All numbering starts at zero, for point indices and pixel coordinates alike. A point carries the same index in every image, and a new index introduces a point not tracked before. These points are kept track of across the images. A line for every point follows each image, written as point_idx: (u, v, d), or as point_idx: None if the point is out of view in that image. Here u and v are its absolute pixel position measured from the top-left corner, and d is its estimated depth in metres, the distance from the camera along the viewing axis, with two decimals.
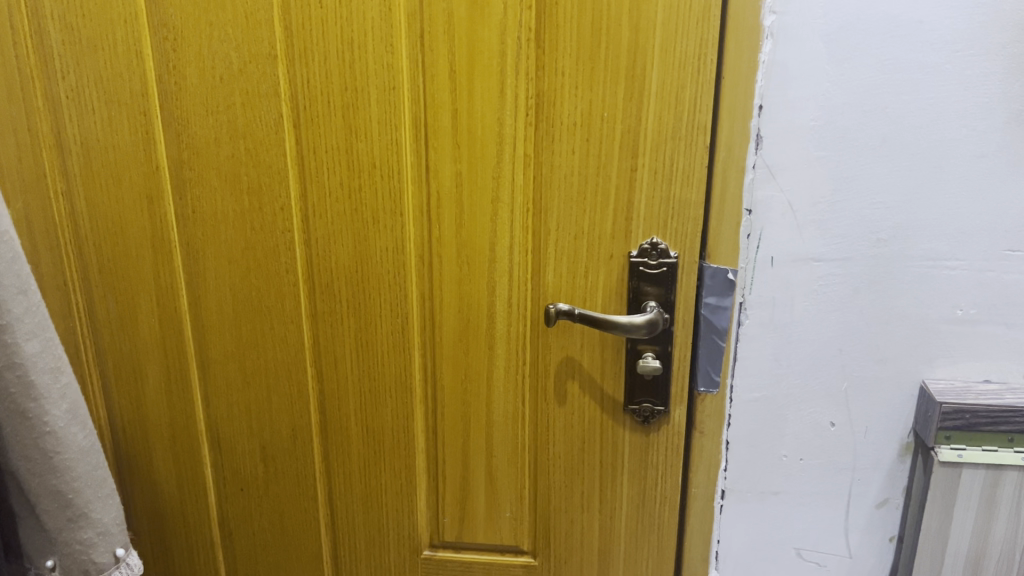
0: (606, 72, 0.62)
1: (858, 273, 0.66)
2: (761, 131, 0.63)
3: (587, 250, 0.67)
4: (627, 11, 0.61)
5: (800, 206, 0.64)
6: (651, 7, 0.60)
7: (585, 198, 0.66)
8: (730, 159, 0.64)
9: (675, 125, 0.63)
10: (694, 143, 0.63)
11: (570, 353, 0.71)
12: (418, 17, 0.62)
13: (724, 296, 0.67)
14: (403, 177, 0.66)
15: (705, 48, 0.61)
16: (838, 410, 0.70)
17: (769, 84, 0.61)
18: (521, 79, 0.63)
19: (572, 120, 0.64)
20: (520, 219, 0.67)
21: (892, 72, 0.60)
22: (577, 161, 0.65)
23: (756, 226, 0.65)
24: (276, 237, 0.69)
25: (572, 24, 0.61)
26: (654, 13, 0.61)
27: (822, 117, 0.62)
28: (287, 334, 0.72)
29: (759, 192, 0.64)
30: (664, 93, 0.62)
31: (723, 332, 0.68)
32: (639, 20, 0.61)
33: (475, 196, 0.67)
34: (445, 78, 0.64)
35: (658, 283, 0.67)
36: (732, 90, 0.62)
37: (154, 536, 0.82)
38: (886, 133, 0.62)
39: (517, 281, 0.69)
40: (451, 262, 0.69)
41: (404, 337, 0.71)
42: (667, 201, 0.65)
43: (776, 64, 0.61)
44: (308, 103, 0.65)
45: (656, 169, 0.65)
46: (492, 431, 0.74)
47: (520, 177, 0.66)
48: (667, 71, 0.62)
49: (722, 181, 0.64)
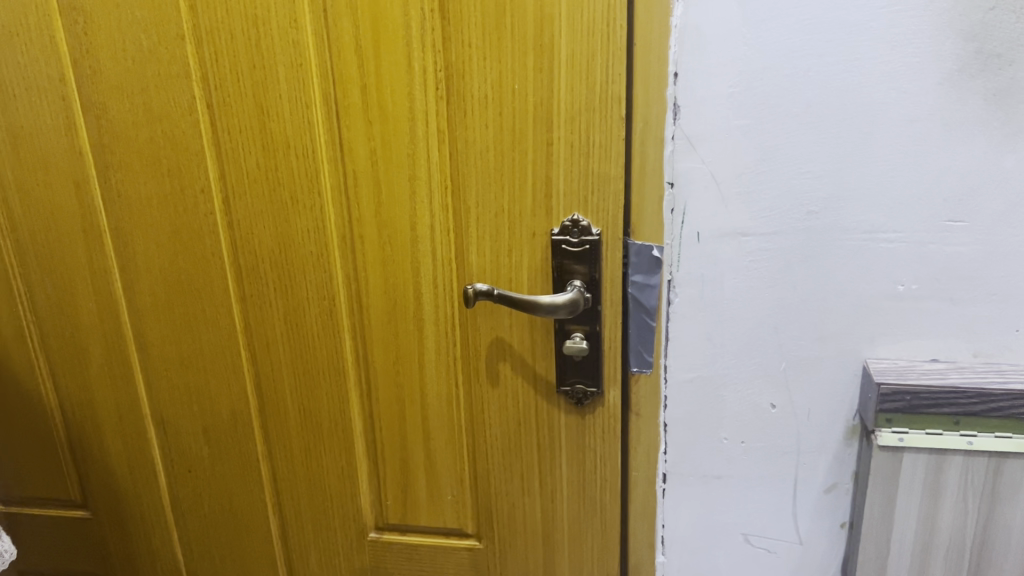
0: (513, 42, 0.60)
1: (789, 248, 0.62)
2: (678, 101, 0.60)
3: (509, 228, 0.65)
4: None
5: (723, 178, 0.61)
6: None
7: (502, 173, 0.64)
8: (648, 130, 0.61)
9: (588, 96, 0.60)
10: (608, 114, 0.61)
11: (500, 334, 0.69)
12: None
13: (651, 273, 0.65)
14: (319, 157, 0.65)
15: (614, 14, 0.58)
16: (778, 391, 0.67)
17: (683, 50, 0.58)
18: (429, 51, 0.61)
19: (483, 93, 0.61)
20: (438, 198, 0.65)
21: (812, 33, 0.57)
22: (490, 137, 0.63)
23: (679, 200, 0.62)
24: (200, 219, 0.69)
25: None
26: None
27: (741, 83, 0.58)
28: (219, 316, 0.72)
29: (680, 164, 0.61)
30: (574, 62, 0.60)
31: (653, 311, 0.66)
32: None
33: (390, 176, 0.65)
34: (351, 54, 0.62)
35: (584, 260, 0.65)
36: (645, 57, 0.59)
37: (111, 517, 0.84)
38: (811, 99, 0.58)
39: (440, 261, 0.67)
40: (372, 243, 0.68)
41: (332, 318, 0.71)
42: (586, 177, 0.63)
43: (689, 28, 0.58)
44: (219, 83, 0.64)
45: (572, 143, 0.62)
46: (427, 413, 0.73)
47: (435, 155, 0.64)
48: (575, 40, 0.59)
49: (641, 154, 0.61)
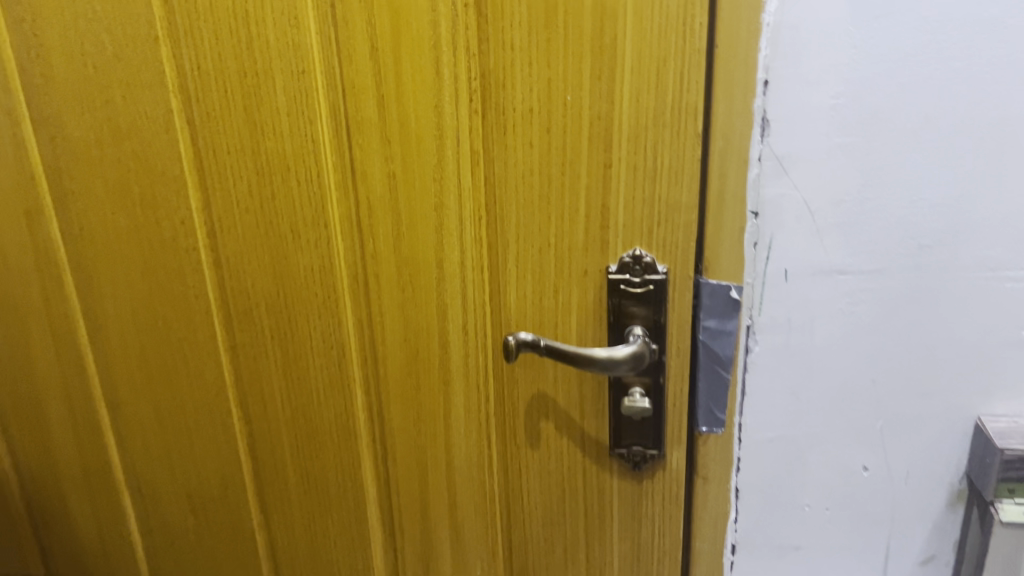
0: (565, 44, 0.49)
1: (894, 288, 0.52)
2: (767, 115, 0.49)
3: (555, 266, 0.55)
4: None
5: (819, 207, 0.51)
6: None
7: (550, 200, 0.53)
8: (730, 149, 0.50)
9: (656, 109, 0.49)
10: (681, 132, 0.50)
11: (542, 388, 0.58)
12: None
13: (727, 318, 0.54)
14: (325, 182, 0.54)
15: (695, 10, 0.47)
16: (872, 452, 0.57)
17: (776, 54, 0.48)
18: (462, 56, 0.50)
19: (527, 105, 0.50)
20: (471, 230, 0.54)
21: (935, 33, 0.47)
22: (536, 157, 0.52)
23: (765, 232, 0.52)
24: (181, 256, 0.57)
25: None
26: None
27: (846, 94, 0.48)
28: (204, 368, 0.61)
29: (768, 190, 0.51)
30: (641, 69, 0.48)
31: (728, 362, 0.55)
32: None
33: (413, 204, 0.54)
34: (364, 59, 0.50)
35: (645, 303, 0.54)
36: (728, 61, 0.48)
37: None
38: (930, 112, 0.48)
39: (472, 304, 0.56)
40: (390, 283, 0.56)
41: (341, 371, 0.59)
42: (652, 205, 0.52)
43: (785, 26, 0.47)
44: (201, 94, 0.53)
45: (635, 166, 0.51)
46: (453, 478, 0.62)
47: (468, 179, 0.53)
48: (643, 42, 0.48)
49: (719, 178, 0.51)
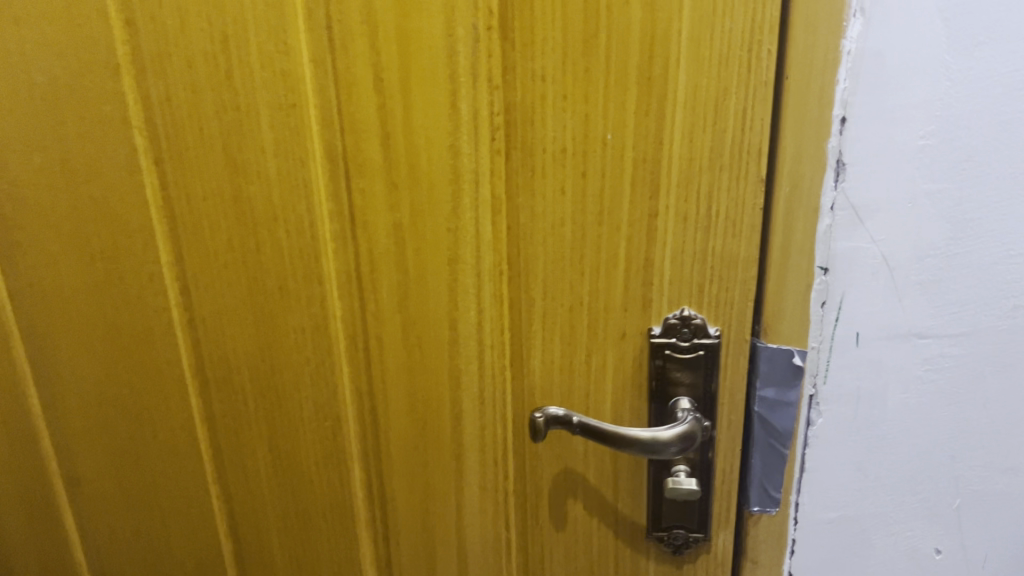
0: (607, 74, 0.41)
1: (980, 352, 0.45)
2: (843, 157, 0.42)
3: (588, 327, 0.47)
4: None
5: (899, 263, 0.43)
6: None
7: (584, 253, 0.45)
8: (797, 197, 0.43)
9: (712, 152, 0.42)
10: (741, 177, 0.42)
11: (570, 465, 0.50)
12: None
13: (787, 388, 0.47)
14: (319, 232, 0.46)
15: (764, 37, 0.39)
16: (947, 534, 0.50)
17: (857, 86, 0.40)
18: (483, 87, 0.42)
19: (560, 146, 0.43)
20: (491, 287, 0.46)
21: None
22: (568, 203, 0.44)
23: (834, 290, 0.45)
24: (148, 316, 0.49)
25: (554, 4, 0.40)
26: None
27: (938, 133, 0.41)
28: (176, 441, 0.53)
29: (840, 243, 0.44)
30: (696, 105, 0.41)
31: (787, 435, 0.48)
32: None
33: (423, 258, 0.46)
34: (367, 91, 0.42)
35: (692, 370, 0.47)
36: (800, 95, 0.41)
37: None
38: None
39: (489, 371, 0.48)
40: (395, 348, 0.48)
41: (337, 445, 0.51)
42: (703, 259, 0.45)
43: (869, 54, 0.40)
44: (173, 131, 0.45)
45: (685, 215, 0.44)
46: (466, 564, 0.54)
47: (488, 229, 0.45)
48: (699, 73, 0.40)
49: (784, 230, 0.43)
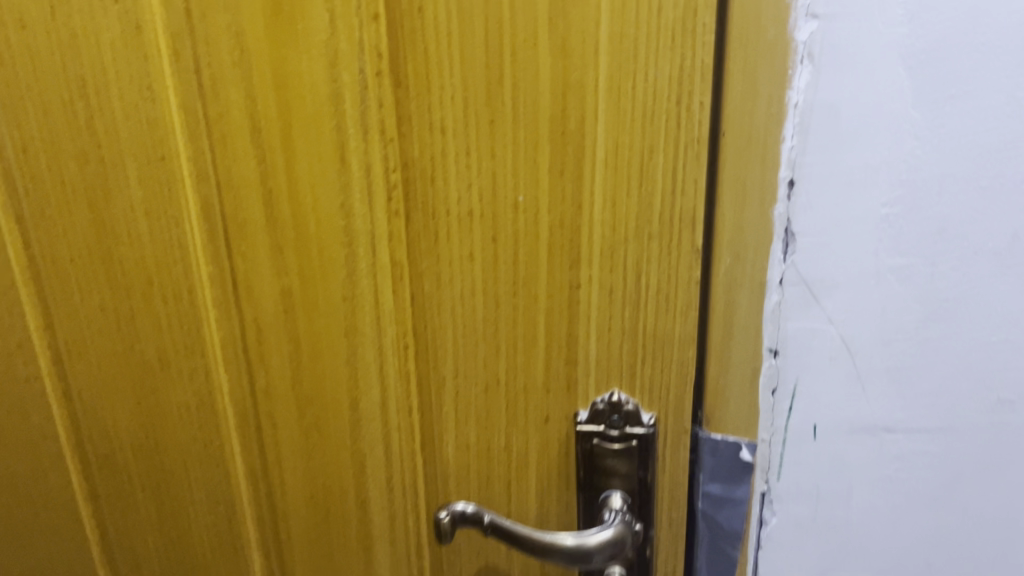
0: (515, 128, 0.35)
1: (959, 451, 0.39)
2: (792, 225, 0.36)
3: (506, 409, 0.41)
4: (547, 17, 0.33)
5: (861, 347, 0.37)
6: (591, 16, 0.33)
7: (498, 327, 0.39)
8: (741, 270, 0.36)
9: (639, 215, 0.36)
10: (673, 247, 0.36)
11: (492, 561, 0.44)
12: (187, 40, 0.36)
13: (734, 484, 0.40)
14: (199, 298, 0.40)
15: (694, 88, 0.33)
16: None
17: (806, 144, 0.34)
18: (374, 141, 0.36)
19: (465, 207, 0.37)
20: (394, 363, 0.40)
21: None
22: (478, 272, 0.38)
23: (787, 376, 0.38)
24: (20, 386, 0.44)
25: (451, 46, 0.34)
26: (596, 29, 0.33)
27: (903, 200, 0.35)
28: (61, 521, 0.48)
29: (792, 323, 0.37)
30: (618, 164, 0.35)
31: (737, 538, 0.41)
32: (569, 36, 0.33)
33: (315, 330, 0.40)
34: (243, 143, 0.37)
35: (626, 461, 0.40)
36: (739, 154, 0.35)
37: None
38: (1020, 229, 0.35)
39: (397, 456, 0.42)
40: (291, 428, 0.43)
41: (233, 530, 0.46)
42: (634, 338, 0.38)
43: (819, 108, 0.34)
44: (33, 186, 0.40)
45: (611, 289, 0.37)
46: None
47: (388, 299, 0.39)
48: (621, 128, 0.34)
49: (726, 307, 0.37)
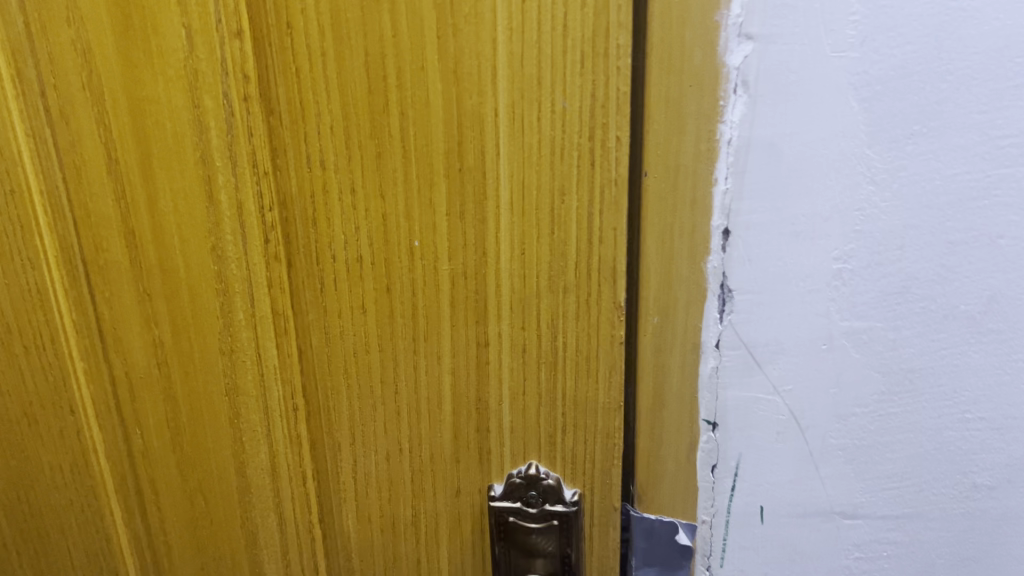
0: (405, 162, 0.30)
1: (931, 541, 0.33)
2: (730, 280, 0.30)
3: (411, 481, 0.35)
4: (436, 35, 0.28)
5: (812, 421, 0.32)
6: (485, 34, 0.28)
7: (399, 388, 0.34)
8: (670, 330, 0.31)
9: (552, 268, 0.31)
10: (592, 301, 0.31)
11: None
12: (26, 56, 0.31)
13: (671, 571, 0.35)
14: (63, 351, 0.36)
15: (608, 120, 0.28)
16: None
17: (743, 187, 0.29)
18: (246, 177, 0.31)
19: (354, 253, 0.32)
20: (281, 428, 0.36)
21: (1008, 167, 0.28)
22: (372, 325, 0.33)
23: (728, 452, 0.33)
24: None
25: (326, 67, 0.29)
26: (493, 49, 0.28)
27: (859, 255, 0.29)
28: None
29: (731, 392, 0.32)
30: (526, 206, 0.30)
31: None
32: (461, 58, 0.28)
33: (194, 387, 0.35)
34: (99, 177, 0.32)
35: (547, 544, 0.35)
36: (664, 198, 0.30)
37: None
38: (995, 291, 0.30)
39: (291, 528, 0.37)
40: (173, 494, 0.38)
41: None
42: (552, 404, 0.33)
43: (757, 145, 0.28)
44: None
45: (524, 351, 0.32)
46: None
47: (273, 355, 0.34)
48: (527, 164, 0.30)
49: (655, 372, 0.32)
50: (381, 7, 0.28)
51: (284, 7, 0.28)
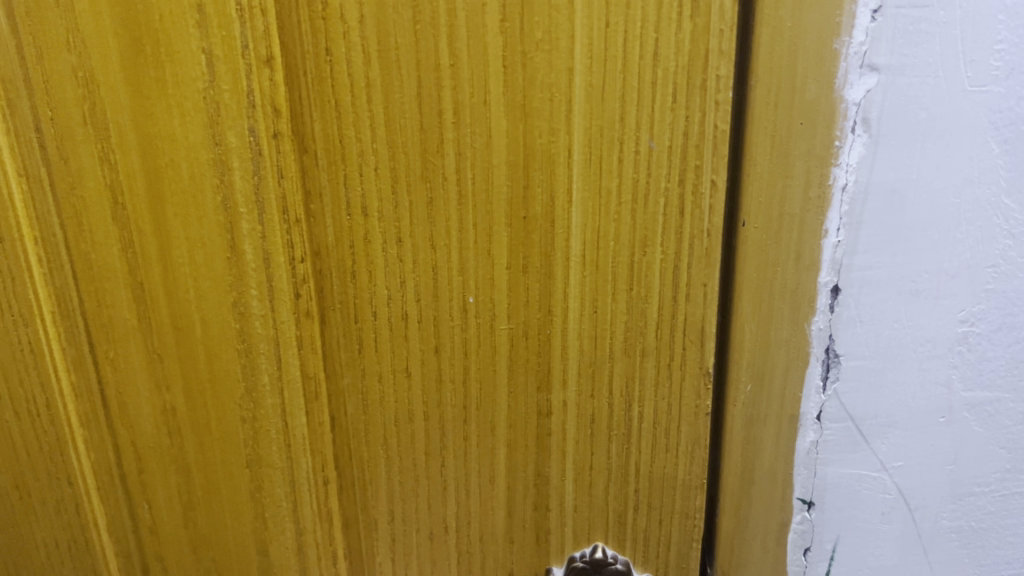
0: (460, 210, 0.25)
1: None
2: (836, 345, 0.26)
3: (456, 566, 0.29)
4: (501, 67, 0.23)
5: (923, 501, 0.28)
6: (561, 63, 0.23)
7: (448, 463, 0.28)
8: (765, 399, 0.27)
9: (629, 328, 0.26)
10: (674, 367, 0.26)
11: None
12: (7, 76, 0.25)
13: None
14: (60, 415, 0.29)
15: (703, 162, 0.24)
16: None
17: (858, 240, 0.25)
18: (275, 218, 0.25)
19: (402, 309, 0.26)
20: (310, 503, 0.29)
21: None
22: (416, 394, 0.27)
23: (824, 534, 0.29)
24: None
25: (370, 100, 0.23)
26: (571, 80, 0.23)
27: (989, 317, 0.26)
28: None
29: (832, 469, 0.28)
30: (601, 261, 0.25)
31: None
32: (530, 92, 0.23)
33: (208, 464, 0.28)
34: (102, 223, 0.26)
35: None
36: (765, 250, 0.25)
37: None
38: None
39: None
40: None
41: None
42: (623, 481, 0.28)
43: (876, 191, 0.24)
44: None
45: (592, 422, 0.27)
46: None
47: (301, 424, 0.28)
48: (602, 213, 0.25)
49: (745, 446, 0.28)
50: (438, 27, 0.23)
51: (320, 29, 0.23)
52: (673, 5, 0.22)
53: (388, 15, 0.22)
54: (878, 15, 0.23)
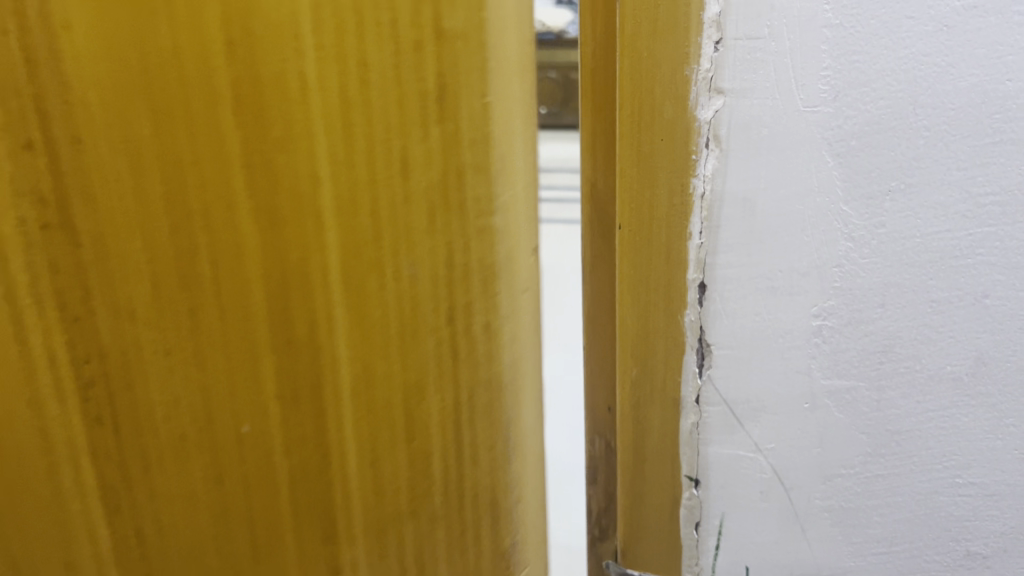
0: (223, 314, 0.23)
1: None
2: (708, 334, 0.30)
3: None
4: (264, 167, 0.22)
5: (796, 479, 0.31)
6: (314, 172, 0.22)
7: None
8: (650, 382, 0.30)
9: (402, 446, 0.27)
10: (458, 497, 0.28)
11: None
12: None
13: None
14: None
15: (462, 280, 0.26)
16: None
17: (717, 240, 0.28)
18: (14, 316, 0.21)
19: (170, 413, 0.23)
20: None
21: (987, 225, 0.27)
22: (198, 505, 0.24)
23: (712, 508, 0.32)
24: None
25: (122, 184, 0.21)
26: (315, 187, 0.22)
27: (839, 312, 0.29)
28: None
29: (712, 448, 0.31)
30: (373, 375, 0.25)
31: None
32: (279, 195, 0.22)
33: None
34: None
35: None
36: (640, 249, 0.29)
37: None
38: (980, 353, 0.29)
39: None
40: None
41: None
42: None
43: (730, 198, 0.28)
44: None
45: (381, 541, 0.27)
46: None
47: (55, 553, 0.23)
48: (367, 327, 0.25)
49: (636, 426, 0.31)
50: (187, 119, 0.21)
51: (69, 118, 0.20)
52: (419, 116, 0.24)
53: (123, 95, 0.20)
54: (720, 46, 0.26)
